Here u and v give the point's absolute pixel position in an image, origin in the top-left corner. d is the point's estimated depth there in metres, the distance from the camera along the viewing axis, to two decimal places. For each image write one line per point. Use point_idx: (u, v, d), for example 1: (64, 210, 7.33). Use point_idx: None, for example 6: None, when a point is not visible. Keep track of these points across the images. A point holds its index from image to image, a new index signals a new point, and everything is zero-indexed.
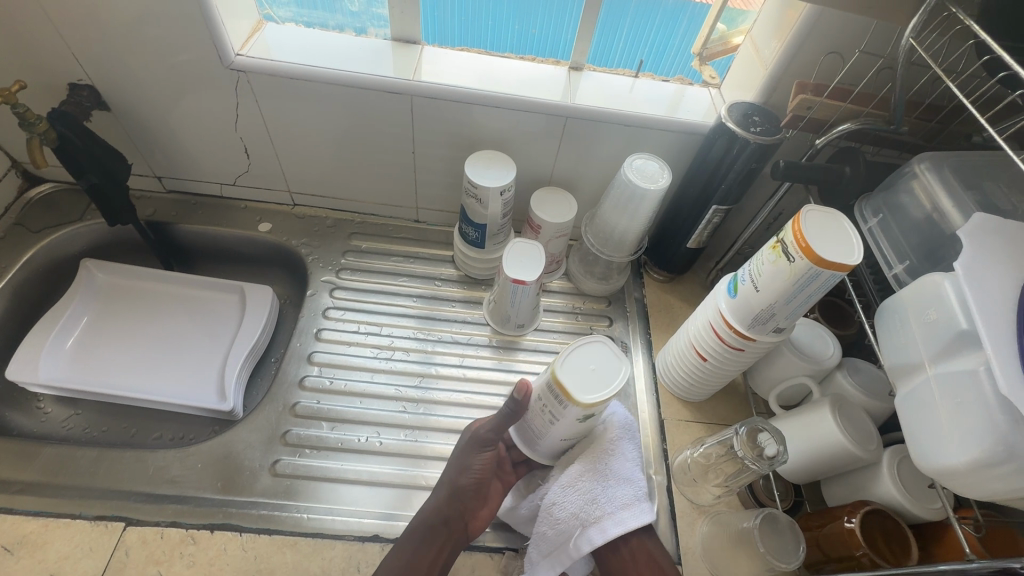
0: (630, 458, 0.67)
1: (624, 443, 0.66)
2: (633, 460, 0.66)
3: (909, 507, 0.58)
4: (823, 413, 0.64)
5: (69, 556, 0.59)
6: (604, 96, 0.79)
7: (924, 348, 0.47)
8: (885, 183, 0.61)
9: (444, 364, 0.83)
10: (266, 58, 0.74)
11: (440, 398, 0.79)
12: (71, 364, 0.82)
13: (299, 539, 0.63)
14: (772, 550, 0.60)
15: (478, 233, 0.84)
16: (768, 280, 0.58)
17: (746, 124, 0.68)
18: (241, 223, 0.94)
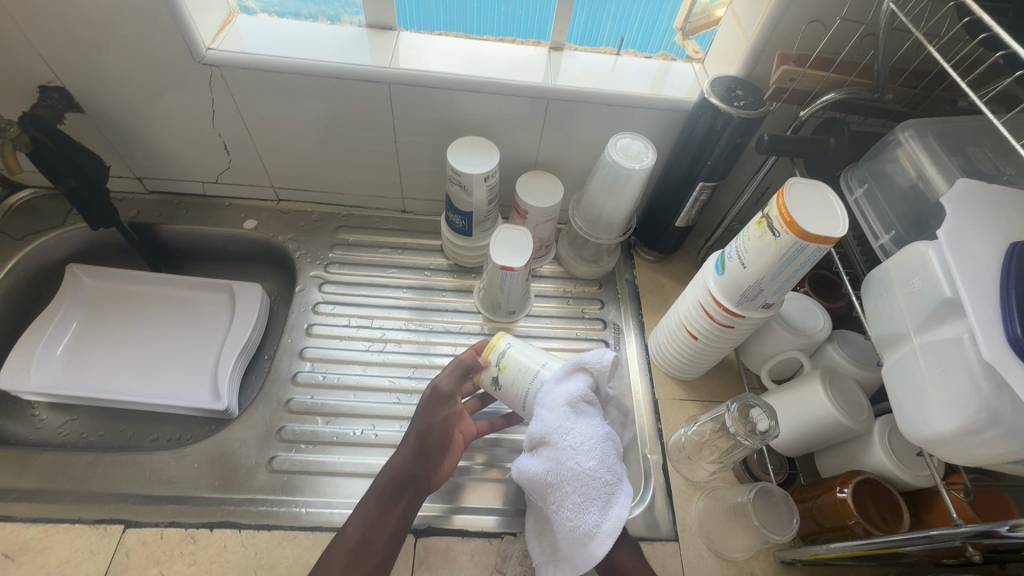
0: (583, 490, 0.59)
1: (551, 495, 0.60)
2: (571, 507, 0.59)
3: (901, 475, 0.59)
4: (813, 385, 0.65)
5: (70, 560, 0.60)
6: (586, 76, 0.78)
7: (909, 318, 0.46)
8: (870, 152, 0.60)
9: (439, 354, 0.83)
10: (238, 51, 0.72)
11: None
12: (62, 370, 0.81)
13: (299, 533, 0.64)
14: (766, 523, 0.61)
15: (464, 221, 0.83)
16: (754, 256, 0.58)
17: (729, 98, 0.67)
18: (226, 221, 0.93)
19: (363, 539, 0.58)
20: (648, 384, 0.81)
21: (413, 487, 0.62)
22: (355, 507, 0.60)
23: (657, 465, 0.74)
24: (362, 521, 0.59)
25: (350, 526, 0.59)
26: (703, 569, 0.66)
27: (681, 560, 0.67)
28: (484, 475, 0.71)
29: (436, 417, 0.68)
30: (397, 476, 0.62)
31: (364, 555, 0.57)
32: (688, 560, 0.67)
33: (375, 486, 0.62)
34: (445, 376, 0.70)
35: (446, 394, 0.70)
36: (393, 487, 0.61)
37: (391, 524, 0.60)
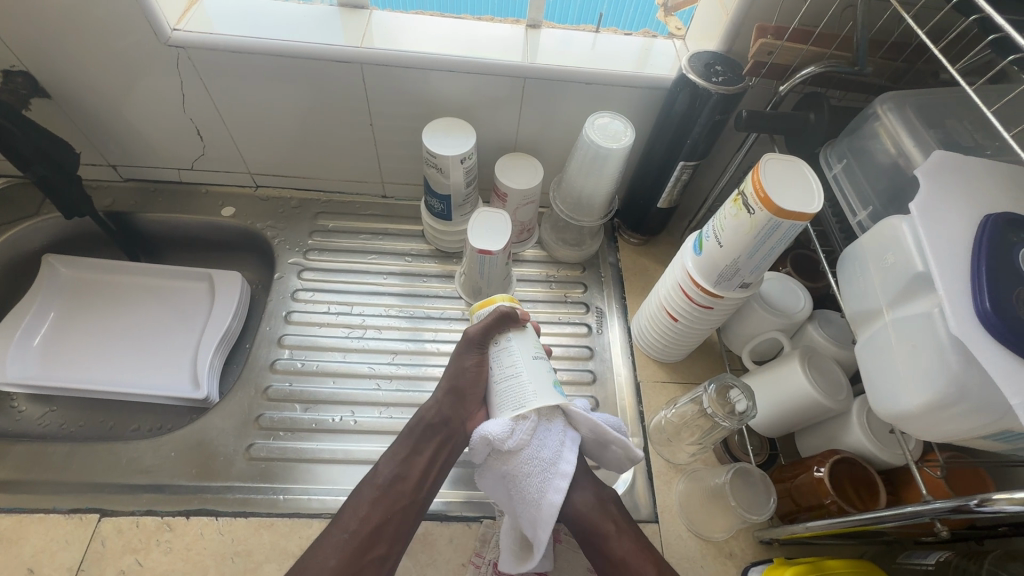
0: (523, 491, 0.59)
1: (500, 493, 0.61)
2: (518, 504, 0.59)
3: (878, 453, 0.59)
4: (792, 365, 0.64)
5: (45, 549, 0.59)
6: (564, 54, 0.76)
7: (881, 295, 0.46)
8: (849, 127, 0.59)
9: (434, 340, 0.82)
10: (205, 32, 0.70)
11: (432, 373, 0.79)
12: (39, 361, 0.81)
13: (276, 520, 0.63)
14: (744, 503, 0.61)
15: (443, 205, 0.82)
16: (730, 234, 0.57)
17: (708, 74, 0.66)
18: (203, 209, 0.91)
19: (394, 477, 0.60)
20: (630, 367, 0.81)
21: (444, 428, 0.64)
22: (387, 450, 0.63)
23: (638, 447, 0.74)
24: (394, 460, 0.61)
25: (383, 464, 0.61)
26: (683, 550, 0.66)
27: (661, 541, 0.67)
28: (464, 459, 0.71)
29: (467, 363, 0.63)
30: (431, 419, 0.64)
31: (393, 493, 0.59)
32: (668, 541, 0.67)
33: (408, 425, 0.64)
34: (479, 325, 0.63)
35: (476, 343, 0.63)
36: (426, 428, 0.63)
37: (421, 464, 0.62)
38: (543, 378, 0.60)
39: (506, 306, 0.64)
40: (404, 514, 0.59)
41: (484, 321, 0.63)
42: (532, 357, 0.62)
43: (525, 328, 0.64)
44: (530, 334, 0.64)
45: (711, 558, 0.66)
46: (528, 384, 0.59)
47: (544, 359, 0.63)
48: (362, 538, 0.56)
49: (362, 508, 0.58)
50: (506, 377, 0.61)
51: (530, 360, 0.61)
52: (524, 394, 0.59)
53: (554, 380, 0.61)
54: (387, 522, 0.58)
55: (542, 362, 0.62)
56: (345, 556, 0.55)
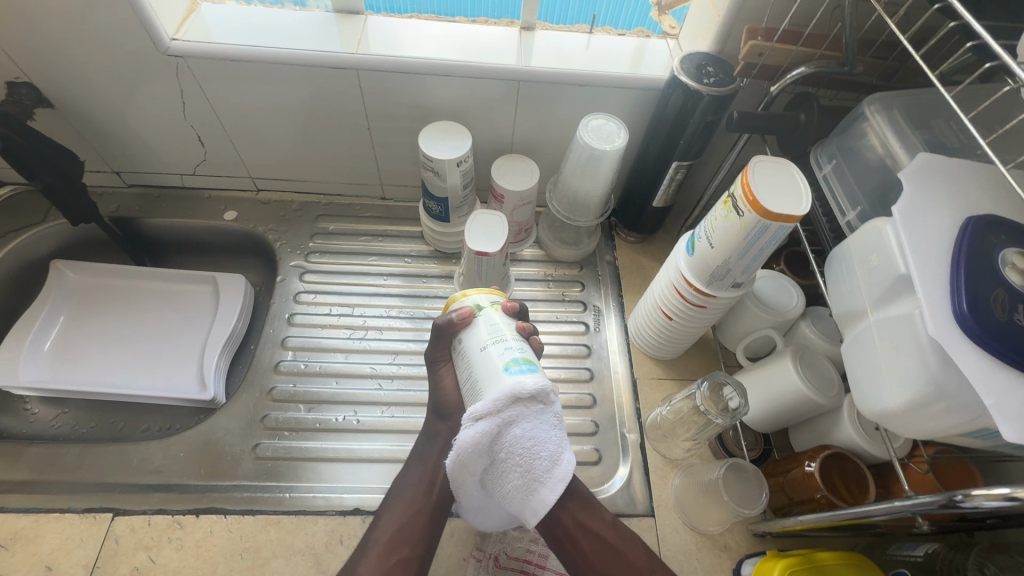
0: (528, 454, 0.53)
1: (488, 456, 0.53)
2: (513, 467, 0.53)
3: (867, 447, 0.60)
4: (784, 362, 0.65)
5: (61, 548, 0.61)
6: (558, 56, 0.77)
7: (866, 295, 0.47)
8: (839, 127, 0.59)
9: None
10: (203, 41, 0.71)
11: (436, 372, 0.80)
12: (51, 364, 0.83)
13: (283, 517, 0.65)
14: (737, 497, 0.62)
15: (441, 207, 0.83)
16: (721, 236, 0.58)
17: (699, 75, 0.66)
18: (206, 214, 0.93)
19: (404, 487, 0.62)
20: (627, 364, 0.82)
21: (442, 437, 0.64)
22: (401, 472, 0.65)
23: (635, 443, 0.76)
24: (407, 476, 0.64)
25: (400, 482, 0.63)
26: (679, 543, 0.68)
27: (657, 535, 0.69)
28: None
29: (442, 382, 0.62)
30: (428, 435, 0.65)
31: (406, 501, 0.61)
32: (665, 535, 0.69)
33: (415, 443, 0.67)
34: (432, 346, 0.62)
35: (436, 359, 0.63)
36: (427, 442, 0.65)
37: (427, 472, 0.63)
38: (494, 365, 0.52)
39: (454, 309, 0.59)
40: (419, 519, 0.60)
41: (431, 336, 0.60)
42: (483, 346, 0.54)
43: (475, 318, 0.57)
44: (482, 321, 0.56)
45: (706, 551, 0.68)
46: (479, 379, 0.53)
47: (497, 343, 0.54)
48: (384, 544, 0.58)
49: (387, 525, 0.60)
50: (467, 377, 0.56)
51: (478, 352, 0.54)
52: (478, 391, 0.53)
53: (508, 361, 0.52)
54: (403, 528, 0.59)
55: (496, 346, 0.54)
56: (370, 565, 0.56)
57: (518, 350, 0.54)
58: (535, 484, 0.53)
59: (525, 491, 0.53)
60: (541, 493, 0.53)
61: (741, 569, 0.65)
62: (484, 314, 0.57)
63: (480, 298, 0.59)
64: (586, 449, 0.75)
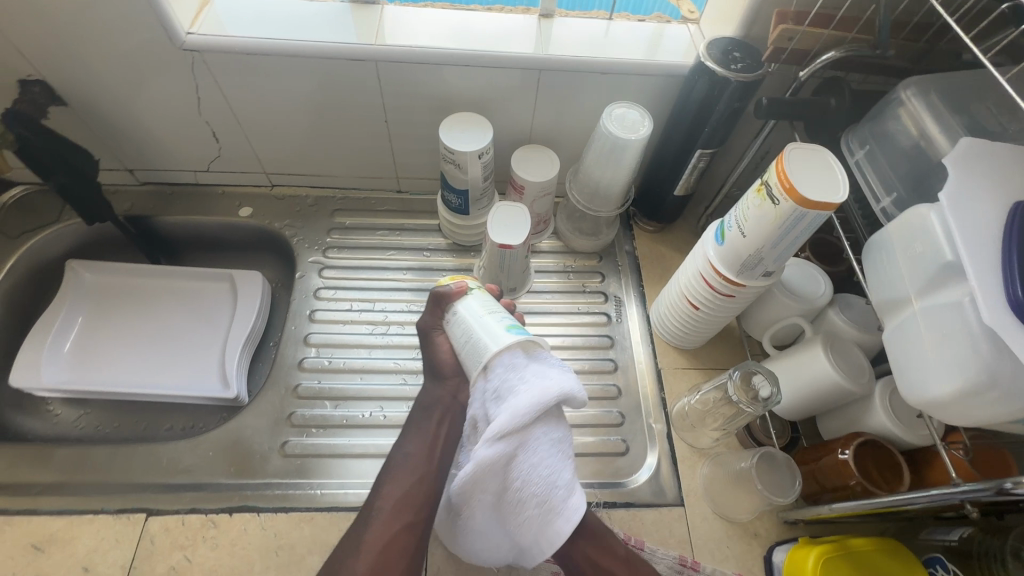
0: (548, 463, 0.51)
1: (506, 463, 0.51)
2: (533, 480, 0.51)
3: (900, 434, 0.60)
4: (814, 350, 0.65)
5: (97, 549, 0.62)
6: (579, 43, 0.76)
7: (910, 282, 0.46)
8: (871, 112, 0.59)
9: None
10: (219, 35, 0.70)
11: None
12: (72, 365, 0.82)
13: (316, 514, 0.66)
14: (769, 486, 0.63)
15: (461, 200, 0.82)
16: (754, 224, 0.57)
17: (726, 61, 0.65)
18: (221, 210, 0.92)
19: (406, 457, 0.61)
20: (651, 354, 0.82)
21: (442, 404, 0.63)
22: (398, 440, 0.64)
23: (662, 434, 0.76)
24: (406, 442, 0.62)
25: (399, 449, 0.62)
26: (710, 532, 0.68)
27: (687, 524, 0.69)
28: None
29: (439, 346, 0.63)
30: (426, 401, 0.64)
31: (408, 468, 0.59)
32: (695, 524, 0.69)
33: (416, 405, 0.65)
34: (428, 316, 0.64)
35: (431, 326, 0.64)
36: (426, 408, 0.64)
37: (428, 439, 0.62)
38: (494, 328, 0.55)
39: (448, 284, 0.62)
40: (420, 486, 0.58)
41: (426, 305, 0.63)
42: (483, 313, 0.57)
43: (467, 295, 0.60)
44: (475, 297, 0.60)
45: (736, 539, 0.68)
46: (480, 338, 0.55)
47: (496, 313, 0.57)
48: (387, 513, 0.56)
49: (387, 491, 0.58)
50: (463, 343, 0.57)
51: (477, 318, 0.57)
52: (480, 348, 0.54)
53: (507, 325, 0.55)
54: (406, 495, 0.57)
55: (494, 315, 0.57)
56: (376, 537, 0.55)
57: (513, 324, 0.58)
58: (564, 488, 0.52)
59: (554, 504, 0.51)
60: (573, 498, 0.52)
61: (772, 556, 0.66)
62: (476, 293, 0.61)
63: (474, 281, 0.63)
64: (613, 440, 0.76)
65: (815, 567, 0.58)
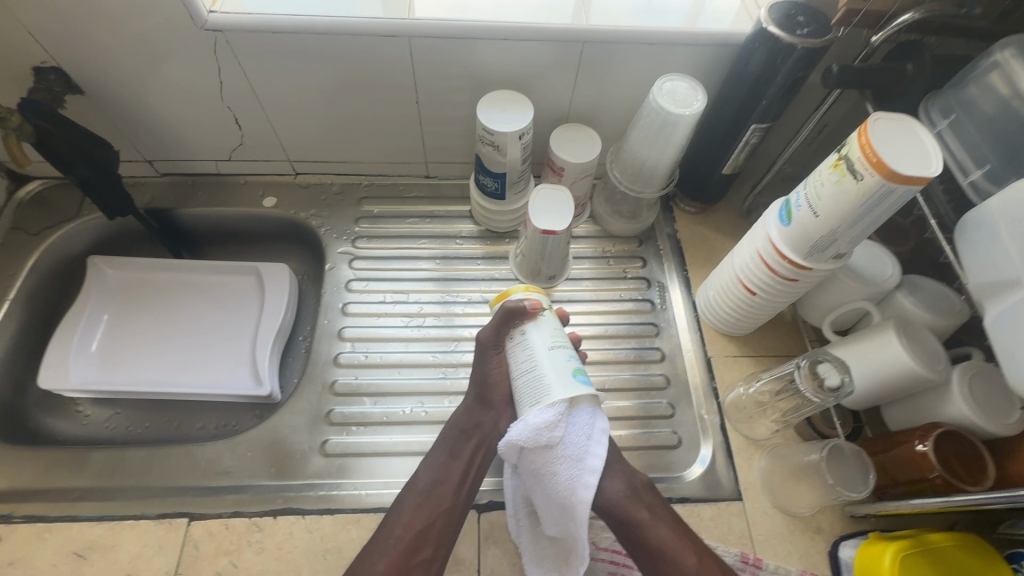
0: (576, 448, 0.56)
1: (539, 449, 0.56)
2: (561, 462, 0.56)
3: (985, 425, 0.57)
4: (885, 336, 0.61)
5: (140, 555, 0.60)
6: (623, 13, 0.71)
7: (1021, 261, 0.42)
8: (957, 78, 0.54)
9: (466, 327, 0.80)
10: (242, 13, 0.66)
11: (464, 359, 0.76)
12: (100, 365, 0.80)
13: (362, 515, 0.63)
14: (841, 481, 0.60)
15: (497, 184, 0.78)
16: (829, 202, 0.53)
17: (791, 26, 0.61)
18: (245, 201, 0.89)
19: (433, 482, 0.61)
20: (698, 342, 0.79)
21: (479, 431, 0.63)
22: (426, 457, 0.64)
23: (715, 425, 0.73)
24: (434, 465, 0.62)
25: (423, 469, 0.62)
26: (771, 527, 0.65)
27: (747, 520, 0.66)
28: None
29: (494, 366, 0.62)
30: (462, 424, 0.64)
31: (435, 499, 0.60)
32: (755, 519, 0.66)
33: (443, 431, 0.65)
34: (490, 328, 0.60)
35: (492, 344, 0.60)
36: (460, 433, 0.64)
37: (459, 469, 0.62)
38: (562, 372, 0.55)
39: (520, 298, 0.59)
40: (446, 517, 0.59)
41: (493, 318, 0.59)
42: (550, 346, 0.57)
43: (541, 316, 0.59)
44: (547, 321, 0.59)
45: (799, 535, 0.65)
46: (545, 377, 0.55)
47: (563, 347, 0.57)
48: (408, 541, 0.57)
49: (405, 515, 0.59)
50: (524, 370, 0.57)
51: (544, 351, 0.56)
52: (541, 387, 0.55)
53: (573, 370, 0.56)
54: (429, 526, 0.58)
55: (562, 350, 0.57)
56: (392, 561, 0.56)
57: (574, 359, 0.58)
58: (568, 486, 0.55)
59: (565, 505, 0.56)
60: (578, 495, 0.55)
61: (839, 552, 0.63)
62: (548, 315, 0.59)
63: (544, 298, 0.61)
64: (663, 433, 0.72)
65: (892, 565, 0.55)
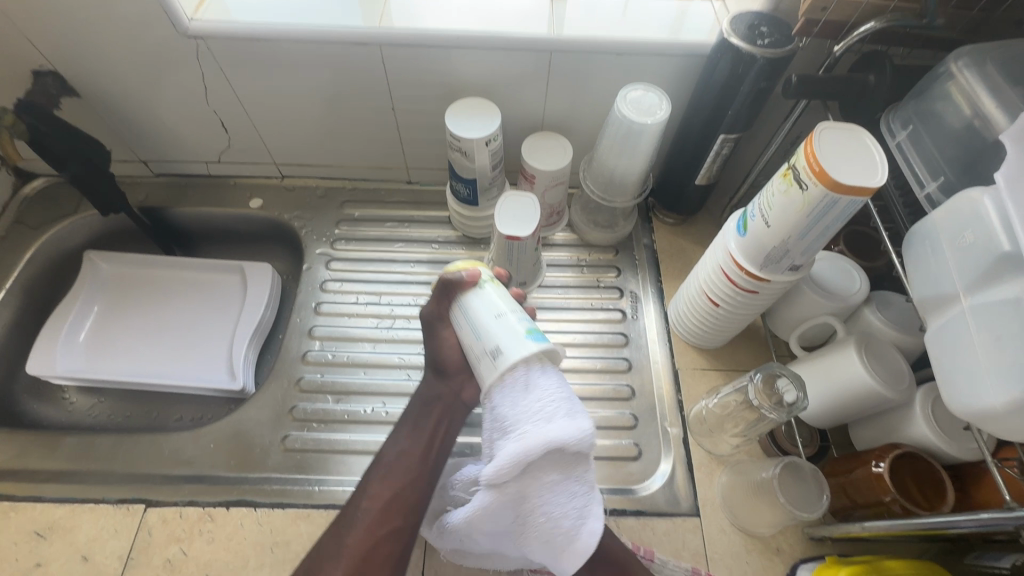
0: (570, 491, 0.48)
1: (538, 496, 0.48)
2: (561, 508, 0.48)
3: (945, 448, 0.54)
4: (847, 352, 0.60)
5: (96, 538, 0.61)
6: (595, 24, 0.72)
7: (959, 278, 0.41)
8: (916, 89, 0.53)
9: None
10: (222, 21, 0.69)
11: None
12: (86, 354, 0.83)
13: (313, 511, 0.64)
14: (794, 500, 0.57)
15: (469, 190, 0.79)
16: (779, 213, 0.52)
17: (752, 37, 0.60)
18: (233, 201, 0.92)
19: (398, 454, 0.57)
20: (668, 353, 0.78)
21: (441, 401, 0.60)
22: (391, 434, 0.60)
23: (677, 438, 0.71)
24: (397, 440, 0.58)
25: (386, 448, 0.58)
26: (727, 545, 0.64)
27: (702, 536, 0.64)
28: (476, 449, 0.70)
29: (442, 339, 0.59)
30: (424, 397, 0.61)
31: (397, 465, 0.56)
32: (710, 536, 0.64)
33: (405, 411, 0.62)
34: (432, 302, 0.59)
35: (436, 317, 0.59)
36: (422, 406, 0.61)
37: (422, 439, 0.58)
38: (492, 345, 0.50)
39: (456, 270, 0.56)
40: (412, 488, 0.55)
41: (432, 294, 0.58)
42: (490, 320, 0.51)
43: (474, 292, 0.54)
44: (485, 293, 0.54)
45: (756, 555, 0.63)
46: (481, 348, 0.51)
47: (506, 313, 0.52)
48: (374, 517, 0.53)
49: (369, 491, 0.54)
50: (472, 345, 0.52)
51: (486, 322, 0.51)
52: (488, 363, 0.50)
53: (524, 329, 0.50)
54: (397, 498, 0.54)
55: (492, 321, 0.51)
56: (358, 540, 0.51)
57: (482, 350, 0.51)
58: (576, 516, 0.48)
59: (569, 535, 0.48)
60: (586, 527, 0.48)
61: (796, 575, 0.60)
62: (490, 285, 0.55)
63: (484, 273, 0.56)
64: (624, 444, 0.71)
65: None
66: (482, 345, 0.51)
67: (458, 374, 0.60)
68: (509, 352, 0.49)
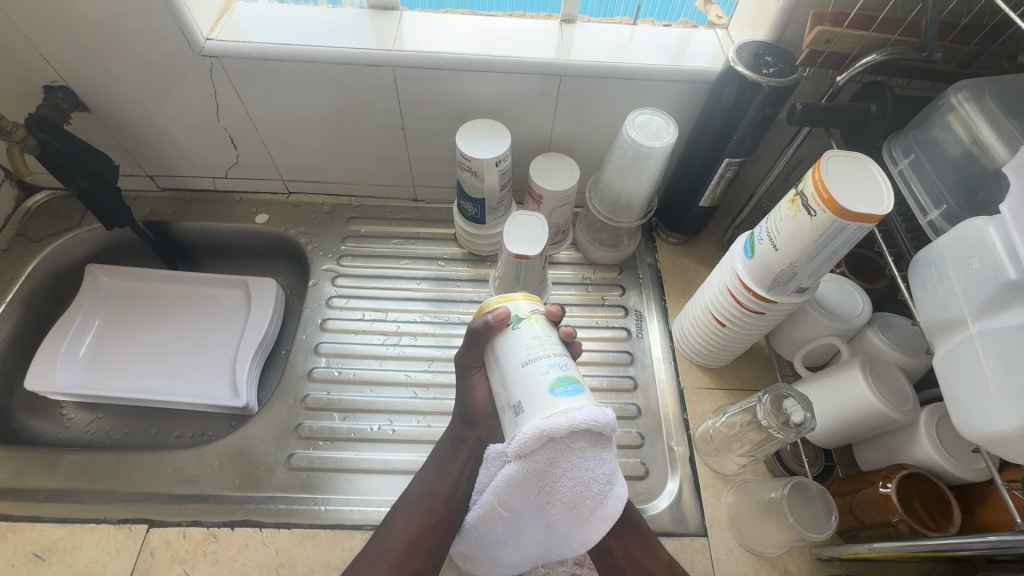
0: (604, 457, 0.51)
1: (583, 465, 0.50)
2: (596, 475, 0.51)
3: (950, 469, 0.55)
4: (852, 373, 0.61)
5: (97, 560, 0.60)
6: (603, 49, 0.74)
7: (966, 302, 0.43)
8: (917, 118, 0.55)
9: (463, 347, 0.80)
10: (237, 41, 0.70)
11: (442, 380, 0.77)
12: (86, 369, 0.82)
13: (319, 531, 0.63)
14: (802, 519, 0.58)
15: (477, 209, 0.80)
16: (787, 237, 0.53)
17: (757, 65, 0.63)
18: (238, 217, 0.92)
19: (425, 494, 0.60)
20: (672, 372, 0.78)
21: (469, 446, 0.61)
22: (422, 470, 0.63)
23: (684, 457, 0.72)
24: (425, 477, 0.61)
25: (416, 483, 0.61)
26: (735, 565, 0.64)
27: (711, 557, 0.64)
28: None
29: (470, 386, 0.60)
30: (454, 438, 0.62)
31: (423, 504, 0.59)
32: (719, 557, 0.64)
33: (438, 447, 0.64)
34: (462, 351, 0.58)
35: (470, 364, 0.58)
36: (451, 447, 0.62)
37: (449, 480, 0.60)
38: (523, 392, 0.48)
39: (488, 312, 0.54)
40: (437, 528, 0.57)
41: (464, 341, 0.56)
42: (522, 364, 0.49)
43: (510, 329, 0.52)
44: (521, 331, 0.51)
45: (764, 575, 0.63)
46: (512, 397, 0.49)
47: (539, 358, 0.49)
48: (398, 553, 0.56)
49: (395, 525, 0.58)
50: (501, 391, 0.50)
51: (517, 368, 0.49)
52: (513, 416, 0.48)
53: (552, 382, 0.47)
54: (421, 536, 0.57)
55: (529, 364, 0.49)
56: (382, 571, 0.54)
57: (505, 404, 0.49)
58: (607, 483, 0.52)
59: (589, 504, 0.51)
60: (613, 493, 0.52)
61: None
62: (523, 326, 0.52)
63: (520, 305, 0.53)
64: (631, 463, 0.72)
65: None
66: (509, 395, 0.49)
67: (487, 423, 0.59)
68: (529, 410, 0.47)
